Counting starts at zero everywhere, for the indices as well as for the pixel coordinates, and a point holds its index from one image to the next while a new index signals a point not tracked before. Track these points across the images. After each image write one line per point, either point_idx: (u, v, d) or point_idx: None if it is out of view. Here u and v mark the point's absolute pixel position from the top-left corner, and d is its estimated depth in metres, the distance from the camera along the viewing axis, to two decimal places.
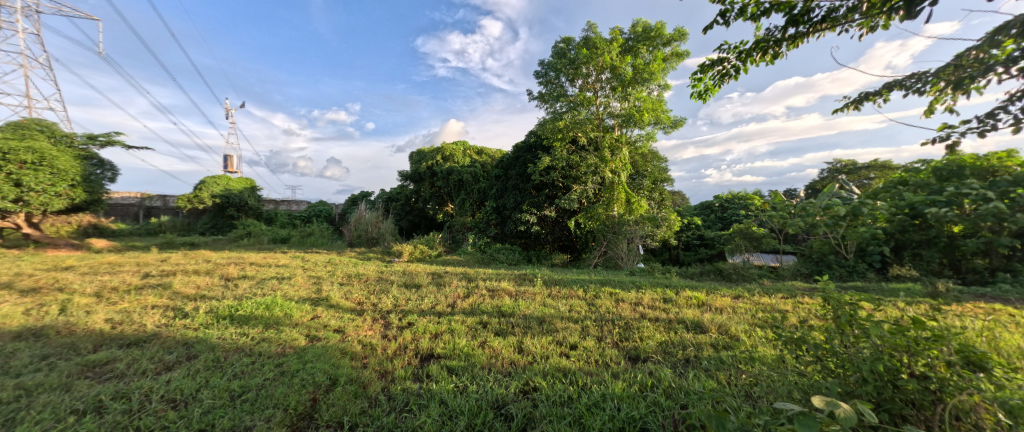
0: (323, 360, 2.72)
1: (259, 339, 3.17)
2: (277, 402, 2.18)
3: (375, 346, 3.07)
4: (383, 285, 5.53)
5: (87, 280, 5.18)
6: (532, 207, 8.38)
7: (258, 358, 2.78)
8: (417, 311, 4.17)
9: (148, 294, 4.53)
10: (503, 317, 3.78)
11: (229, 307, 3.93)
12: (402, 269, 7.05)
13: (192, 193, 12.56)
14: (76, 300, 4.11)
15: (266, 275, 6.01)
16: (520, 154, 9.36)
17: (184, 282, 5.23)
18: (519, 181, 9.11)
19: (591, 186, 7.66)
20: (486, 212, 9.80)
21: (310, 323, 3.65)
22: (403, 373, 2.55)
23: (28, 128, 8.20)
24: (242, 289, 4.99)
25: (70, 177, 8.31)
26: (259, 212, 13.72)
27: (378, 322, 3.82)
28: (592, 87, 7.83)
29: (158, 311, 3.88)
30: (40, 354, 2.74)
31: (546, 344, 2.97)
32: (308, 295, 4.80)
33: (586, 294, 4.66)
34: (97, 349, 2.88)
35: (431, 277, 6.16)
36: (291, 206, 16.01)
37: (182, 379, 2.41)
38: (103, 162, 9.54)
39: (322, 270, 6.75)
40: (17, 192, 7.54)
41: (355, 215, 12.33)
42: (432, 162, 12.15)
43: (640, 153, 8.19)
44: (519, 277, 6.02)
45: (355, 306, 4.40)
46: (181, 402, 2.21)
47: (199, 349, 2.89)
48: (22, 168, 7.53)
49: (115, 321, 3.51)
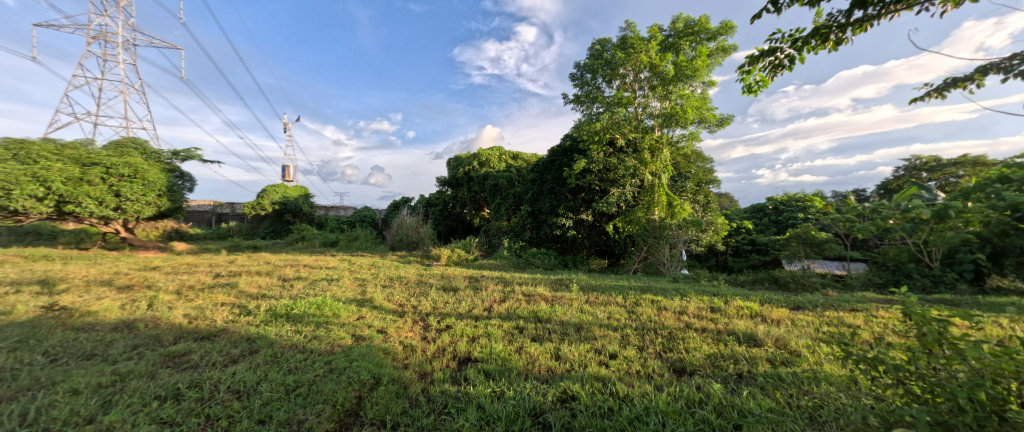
0: (367, 360, 2.85)
1: (311, 336, 3.40)
2: (327, 397, 2.31)
3: (416, 347, 3.17)
4: (422, 288, 5.70)
5: (169, 279, 5.85)
6: (568, 211, 8.26)
7: (309, 355, 2.97)
8: (455, 314, 4.25)
9: (218, 292, 5.02)
10: (539, 322, 3.75)
11: (286, 306, 4.25)
12: (441, 272, 7.24)
13: (255, 201, 13.77)
14: (161, 296, 4.65)
15: (317, 277, 6.44)
16: (556, 157, 9.29)
17: (248, 282, 5.75)
18: (555, 185, 9.02)
19: (631, 189, 7.43)
20: (522, 216, 9.83)
21: (355, 323, 3.85)
22: (442, 375, 2.60)
23: (125, 146, 9.47)
24: (297, 289, 5.38)
25: (157, 188, 9.43)
26: (312, 218, 14.77)
27: (418, 324, 3.94)
28: (630, 87, 7.62)
29: (226, 308, 4.29)
30: (132, 344, 3.13)
31: (585, 351, 2.89)
32: (354, 296, 5.06)
33: (626, 300, 4.50)
34: (177, 341, 3.23)
35: (468, 281, 6.27)
36: (340, 212, 17.12)
37: (245, 372, 2.63)
38: (183, 174, 10.75)
39: (367, 272, 7.12)
40: (117, 201, 8.70)
41: (397, 221, 12.88)
42: (469, 167, 12.39)
43: (682, 154, 7.85)
44: (556, 282, 5.94)
45: (397, 307, 4.58)
46: (244, 393, 2.40)
47: (260, 345, 3.14)
48: (121, 180, 8.72)
49: (191, 316, 3.93)
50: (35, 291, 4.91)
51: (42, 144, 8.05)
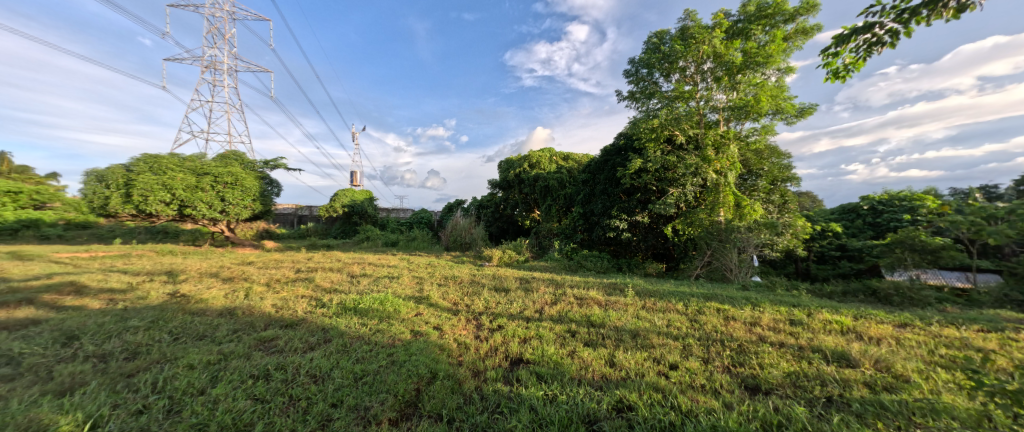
0: (425, 355, 3.00)
1: (375, 329, 3.67)
2: (389, 387, 2.47)
3: (469, 345, 3.26)
4: (475, 287, 5.86)
5: (261, 273, 6.72)
6: (622, 213, 7.95)
7: (374, 347, 3.21)
8: (507, 314, 4.31)
9: (299, 286, 5.65)
10: (593, 327, 3.65)
11: (354, 300, 4.64)
12: (493, 273, 7.39)
13: (328, 204, 15.26)
14: (255, 288, 5.37)
15: (380, 274, 6.95)
16: (608, 157, 9.01)
17: (323, 277, 6.39)
18: (608, 186, 8.73)
19: (692, 189, 6.93)
20: (573, 218, 9.67)
21: (414, 319, 4.08)
22: (495, 374, 2.64)
23: (228, 158, 11.09)
24: (363, 285, 5.86)
25: (252, 193, 10.86)
26: (376, 219, 15.98)
27: (471, 323, 4.05)
28: (691, 80, 7.13)
29: (305, 300, 4.81)
30: (234, 328, 3.64)
31: (642, 360, 2.75)
32: (412, 294, 5.37)
33: (687, 308, 4.19)
34: (267, 327, 3.70)
35: (519, 282, 6.32)
36: (400, 214, 18.30)
37: (321, 358, 2.91)
38: (272, 181, 12.26)
39: (424, 271, 7.52)
40: (222, 204, 10.19)
41: (451, 222, 13.42)
42: (519, 169, 12.50)
43: (752, 149, 7.15)
44: (609, 286, 5.74)
45: (451, 305, 4.76)
46: (320, 377, 2.66)
47: (333, 335, 3.47)
48: (225, 187, 10.25)
49: (278, 306, 4.48)
50: (164, 280, 5.94)
51: (170, 159, 9.85)
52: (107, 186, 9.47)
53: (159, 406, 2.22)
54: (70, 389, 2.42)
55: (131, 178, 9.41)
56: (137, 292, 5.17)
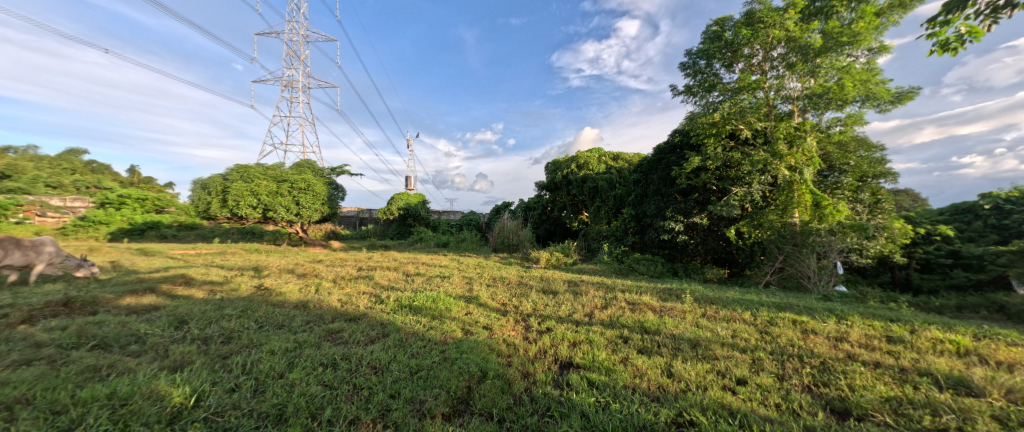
0: (475, 353, 3.07)
1: (429, 326, 3.83)
2: (443, 383, 2.55)
3: (519, 346, 3.28)
4: (522, 289, 5.87)
5: (328, 270, 7.37)
6: (678, 214, 7.49)
7: (427, 343, 3.35)
8: (555, 317, 4.26)
9: (360, 283, 6.09)
10: (647, 334, 3.47)
11: (409, 298, 4.89)
12: (540, 275, 7.36)
13: (386, 207, 16.31)
14: (323, 284, 5.89)
15: (433, 273, 7.26)
16: (662, 156, 8.55)
17: (382, 275, 6.83)
18: (661, 186, 8.29)
19: (760, 188, 6.32)
20: (624, 219, 9.31)
21: (464, 318, 4.19)
22: (544, 377, 2.62)
23: (302, 166, 12.34)
24: (417, 283, 6.16)
25: (322, 198, 11.96)
26: (428, 221, 16.75)
27: (520, 324, 4.06)
28: (759, 68, 6.53)
29: (366, 296, 5.17)
30: (307, 319, 4.03)
31: (705, 372, 2.55)
32: (463, 293, 5.52)
33: (756, 318, 3.82)
34: (334, 320, 4.03)
35: (567, 285, 6.21)
36: (450, 216, 18.99)
37: (380, 351, 3.11)
38: (337, 186, 13.40)
39: (473, 271, 7.71)
40: (297, 208, 11.35)
41: (499, 224, 13.64)
42: (567, 171, 12.30)
43: (835, 142, 6.34)
44: (664, 292, 5.42)
45: (500, 306, 4.82)
46: (380, 369, 2.84)
47: (390, 330, 3.68)
48: (300, 192, 11.44)
49: (343, 301, 4.87)
50: (251, 275, 6.76)
51: (256, 168, 11.25)
52: (209, 192, 11.08)
53: (247, 385, 2.52)
54: (181, 366, 2.84)
55: (226, 185, 10.89)
56: (230, 284, 5.94)
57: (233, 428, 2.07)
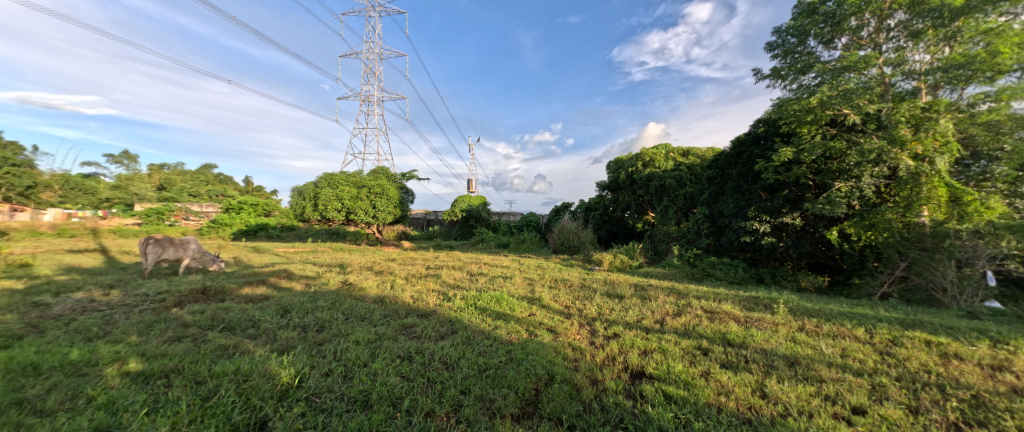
0: (541, 356, 3.05)
1: (494, 326, 3.91)
2: (510, 383, 2.57)
3: (585, 351, 3.18)
4: (586, 292, 5.69)
5: (401, 268, 7.97)
6: (763, 213, 6.68)
7: (494, 342, 3.41)
8: (623, 322, 4.06)
9: (429, 281, 6.47)
10: (731, 347, 3.12)
11: (474, 297, 5.05)
12: (604, 278, 7.10)
13: (450, 209, 17.14)
14: (397, 281, 6.38)
15: (495, 273, 7.43)
16: (743, 149, 7.70)
17: (448, 274, 7.18)
18: (742, 182, 7.47)
19: (872, 182, 5.35)
20: (697, 219, 8.57)
21: (528, 319, 4.20)
22: (615, 386, 2.49)
23: (378, 172, 13.53)
24: (481, 283, 6.35)
25: (395, 201, 12.96)
26: (489, 223, 17.23)
27: (585, 328, 3.95)
28: (870, 41, 5.60)
29: (435, 293, 5.46)
30: (384, 313, 4.38)
31: (809, 397, 2.21)
32: (525, 294, 5.54)
33: (871, 336, 3.22)
34: (407, 315, 4.32)
35: (633, 289, 5.89)
36: (510, 217, 19.33)
37: (449, 348, 3.24)
38: (408, 190, 14.44)
39: (535, 272, 7.73)
40: (374, 211, 12.46)
41: (559, 225, 13.52)
42: (631, 169, 11.61)
43: (981, 122, 5.11)
44: (748, 300, 4.85)
45: (563, 308, 4.74)
46: (450, 365, 2.96)
47: (458, 327, 3.83)
48: (376, 196, 12.56)
49: (415, 297, 5.21)
50: (337, 271, 7.58)
51: (341, 176, 12.68)
52: (305, 198, 12.75)
53: (338, 371, 2.80)
54: (286, 350, 3.27)
55: (317, 191, 12.46)
56: (321, 279, 6.72)
57: (328, 409, 2.31)
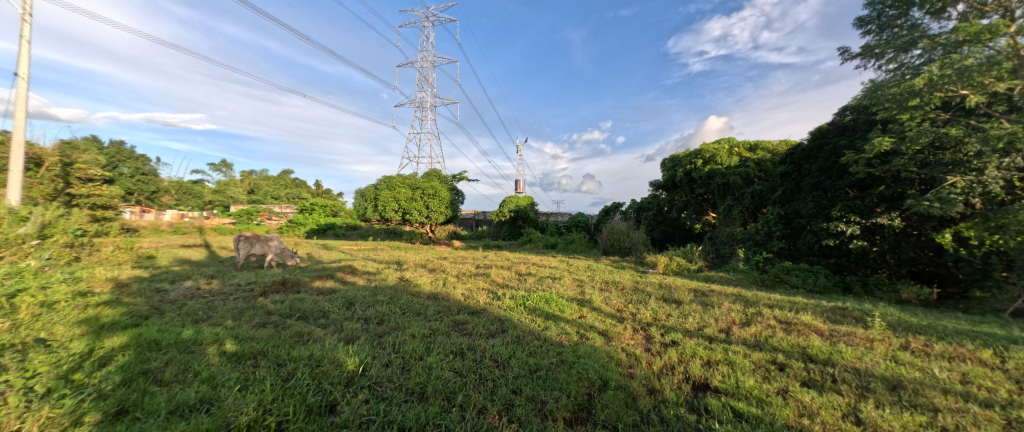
0: (593, 359, 2.96)
1: (544, 326, 3.87)
2: (562, 386, 2.52)
3: (641, 358, 3.02)
4: (639, 295, 5.42)
5: (452, 266, 8.25)
6: (850, 213, 5.87)
7: (544, 343, 3.38)
8: (683, 329, 3.80)
9: (479, 279, 6.61)
10: (814, 363, 2.76)
11: (523, 297, 5.05)
12: (659, 281, 6.72)
13: (499, 210, 17.39)
14: (449, 278, 6.60)
15: (543, 274, 7.38)
16: (825, 140, 6.83)
17: (497, 273, 7.28)
18: (823, 178, 6.63)
19: (1001, 175, 4.43)
20: (766, 220, 7.76)
21: (579, 321, 4.09)
22: (675, 397, 2.33)
23: (431, 175, 14.16)
24: (530, 283, 6.35)
25: (446, 202, 13.44)
26: (537, 223, 17.21)
27: (640, 333, 3.75)
28: (998, 6, 4.66)
29: (485, 292, 5.56)
30: (437, 309, 4.55)
31: (918, 428, 1.88)
32: (574, 296, 5.43)
33: (1002, 361, 2.66)
34: (459, 312, 4.45)
35: (693, 294, 5.49)
36: (558, 217, 19.14)
37: (500, 347, 3.26)
38: (458, 191, 14.92)
39: (584, 273, 7.55)
40: (427, 211, 13.04)
41: (609, 225, 13.10)
42: (688, 166, 10.87)
43: None
44: (833, 312, 4.27)
45: (614, 312, 4.56)
46: (501, 363, 2.98)
47: (508, 326, 3.85)
48: (429, 198, 13.14)
49: (465, 295, 5.35)
50: (394, 268, 8.06)
51: (398, 179, 13.51)
52: (366, 200, 13.78)
53: (397, 363, 2.96)
54: (351, 340, 3.53)
55: (377, 193, 13.41)
56: (381, 275, 7.19)
57: (388, 398, 2.45)
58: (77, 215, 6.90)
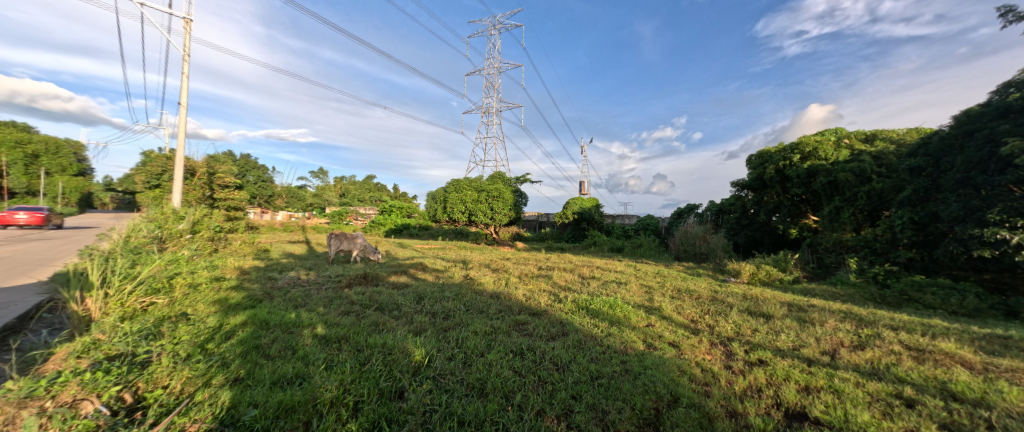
0: (661, 372, 2.72)
1: (607, 332, 3.69)
2: (626, 397, 2.37)
3: (719, 375, 2.70)
4: (718, 306, 4.88)
5: (515, 267, 8.35)
6: (1016, 216, 4.60)
7: (607, 350, 3.22)
8: (773, 348, 3.31)
9: (541, 281, 6.58)
10: (959, 403, 2.19)
11: (586, 301, 4.89)
12: (742, 292, 5.98)
13: (562, 212, 17.18)
14: (512, 279, 6.68)
15: (608, 278, 7.08)
16: (976, 125, 5.45)
17: (559, 275, 7.18)
18: (973, 172, 5.29)
19: None
20: (888, 225, 6.45)
21: (646, 330, 3.82)
22: (762, 424, 2.04)
23: (496, 177, 14.54)
24: (593, 287, 6.12)
25: (510, 204, 13.65)
26: (602, 225, 16.62)
27: (718, 348, 3.36)
28: None
29: (546, 294, 5.51)
30: (499, 308, 4.62)
31: None
32: (642, 302, 5.08)
33: None
34: (520, 313, 4.46)
35: (786, 309, 4.76)
36: (625, 220, 18.27)
37: (560, 350, 3.19)
38: (521, 193, 15.08)
39: (653, 279, 7.05)
40: (492, 213, 13.40)
41: (682, 229, 12.13)
42: (781, 162, 9.47)
43: None
44: (989, 341, 3.37)
45: (688, 322, 4.17)
46: (561, 367, 2.91)
47: (569, 329, 3.75)
48: (494, 200, 13.49)
49: (527, 296, 5.36)
50: (460, 267, 8.43)
51: (465, 182, 14.14)
52: (437, 202, 14.69)
53: (459, 357, 3.06)
54: (419, 332, 3.76)
55: (447, 196, 14.21)
56: (448, 273, 7.57)
57: (450, 390, 2.54)
58: (216, 215, 8.50)
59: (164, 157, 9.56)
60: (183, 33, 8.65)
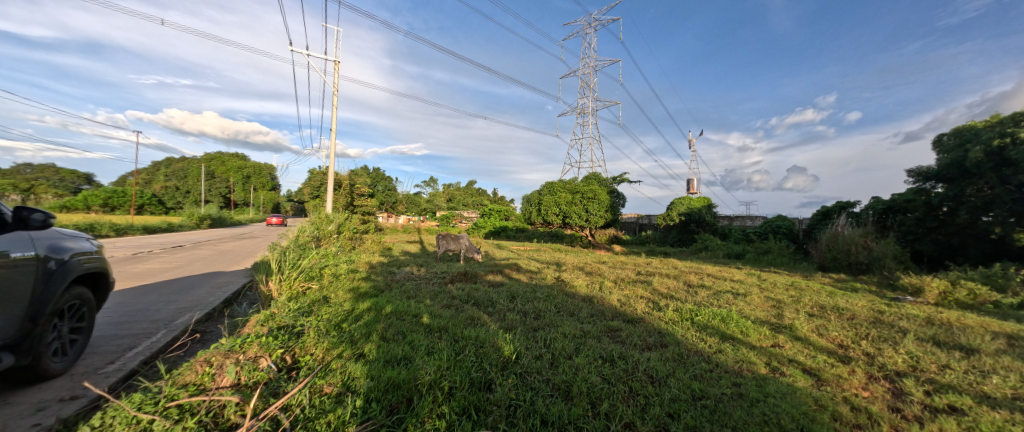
0: (789, 402, 2.24)
1: (716, 348, 3.22)
2: (737, 425, 2.02)
3: (879, 419, 2.08)
4: (883, 331, 3.77)
5: (610, 271, 7.98)
6: None
7: (716, 368, 2.80)
8: (975, 394, 2.40)
9: (640, 286, 6.13)
10: None
11: (692, 311, 4.34)
12: (924, 315, 4.51)
13: (666, 213, 15.71)
14: (607, 283, 6.39)
15: (721, 287, 6.17)
16: None
17: (661, 282, 6.56)
18: None
19: None
20: None
21: (771, 350, 3.20)
22: None
23: (591, 178, 14.16)
24: (702, 296, 5.41)
25: (606, 205, 13.06)
26: (715, 228, 14.64)
27: (878, 383, 2.60)
28: None
29: (645, 301, 5.09)
30: (591, 312, 4.45)
31: None
32: (766, 318, 4.28)
33: None
34: (614, 319, 4.22)
35: (1003, 343, 3.41)
36: (745, 221, 15.75)
37: (656, 362, 2.90)
38: (619, 194, 14.35)
39: (783, 292, 5.89)
40: (586, 215, 13.04)
41: (828, 232, 9.85)
42: (996, 141, 6.82)
43: None
44: None
45: (832, 347, 3.34)
46: (656, 380, 2.64)
47: (669, 341, 3.39)
48: (588, 201, 13.13)
49: (622, 302, 5.04)
50: (554, 268, 8.45)
51: (559, 184, 14.15)
52: (533, 204, 15.09)
53: (547, 357, 3.05)
54: (510, 329, 3.89)
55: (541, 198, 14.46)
56: (541, 274, 7.68)
57: (535, 388, 2.54)
58: (354, 219, 10.32)
59: (322, 173, 12.09)
60: (334, 73, 10.83)
